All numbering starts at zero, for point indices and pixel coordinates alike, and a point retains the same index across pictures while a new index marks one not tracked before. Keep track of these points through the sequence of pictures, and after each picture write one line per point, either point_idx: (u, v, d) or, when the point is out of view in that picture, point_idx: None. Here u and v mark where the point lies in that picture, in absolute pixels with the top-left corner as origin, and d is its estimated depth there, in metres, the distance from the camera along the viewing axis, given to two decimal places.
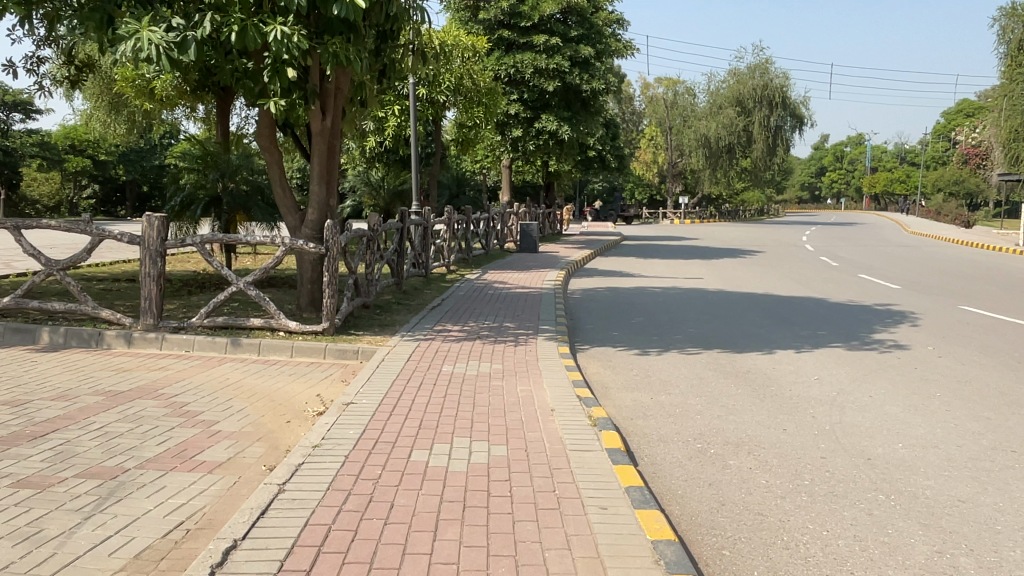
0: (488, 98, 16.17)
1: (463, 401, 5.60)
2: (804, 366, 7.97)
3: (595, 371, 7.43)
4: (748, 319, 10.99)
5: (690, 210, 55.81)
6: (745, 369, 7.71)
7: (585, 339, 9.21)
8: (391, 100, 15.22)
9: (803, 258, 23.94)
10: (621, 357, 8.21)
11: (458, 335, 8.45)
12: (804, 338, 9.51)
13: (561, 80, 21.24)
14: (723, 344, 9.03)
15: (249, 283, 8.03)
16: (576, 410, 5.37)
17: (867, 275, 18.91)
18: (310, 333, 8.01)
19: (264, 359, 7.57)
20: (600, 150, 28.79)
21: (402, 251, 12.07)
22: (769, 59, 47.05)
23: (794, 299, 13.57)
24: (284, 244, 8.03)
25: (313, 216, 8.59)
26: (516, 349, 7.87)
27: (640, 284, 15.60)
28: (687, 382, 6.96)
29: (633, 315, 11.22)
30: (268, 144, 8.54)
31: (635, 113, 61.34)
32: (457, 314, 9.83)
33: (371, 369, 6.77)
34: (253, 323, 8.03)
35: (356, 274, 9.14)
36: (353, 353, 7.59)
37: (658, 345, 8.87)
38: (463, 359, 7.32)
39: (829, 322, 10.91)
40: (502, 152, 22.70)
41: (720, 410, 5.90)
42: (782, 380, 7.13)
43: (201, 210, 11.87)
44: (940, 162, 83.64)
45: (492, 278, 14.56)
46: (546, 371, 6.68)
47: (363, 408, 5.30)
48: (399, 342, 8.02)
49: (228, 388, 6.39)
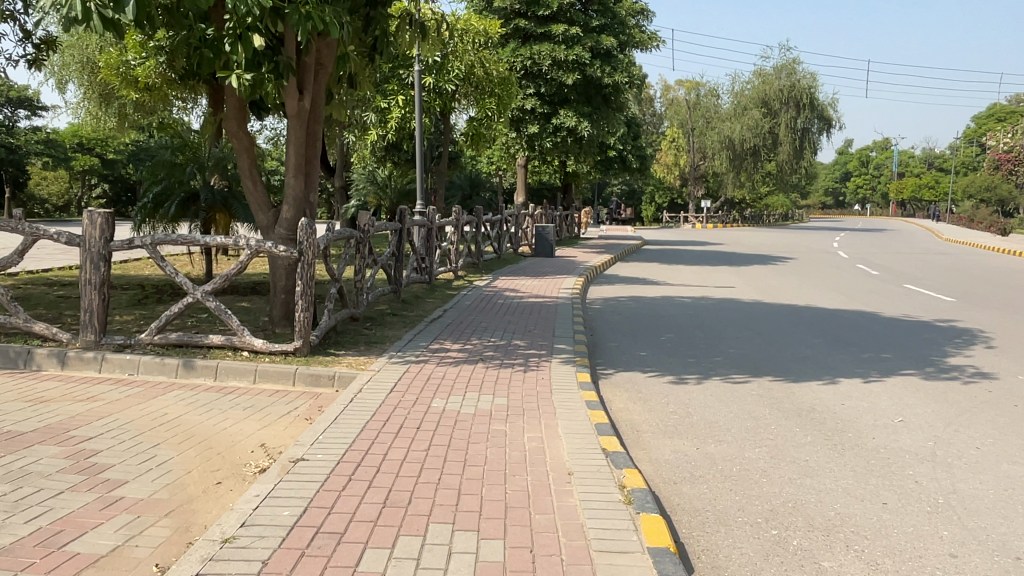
0: (502, 89, 14.87)
1: (449, 456, 4.23)
2: (879, 401, 6.54)
3: (624, 406, 6.05)
4: (796, 338, 9.55)
5: (713, 214, 54.15)
6: (808, 404, 6.29)
7: (609, 360, 7.83)
8: (394, 89, 13.94)
9: (838, 266, 22.37)
10: (654, 386, 6.84)
11: (458, 357, 7.09)
12: (868, 364, 8.07)
13: (581, 72, 19.88)
14: (774, 369, 7.60)
15: (208, 293, 6.67)
16: (603, 475, 3.95)
17: (913, 285, 17.40)
18: (280, 354, 6.67)
19: (221, 386, 6.25)
20: (621, 150, 27.44)
21: (400, 254, 10.74)
22: (796, 59, 45.33)
23: (843, 314, 12.10)
24: (249, 246, 6.67)
25: (289, 213, 7.18)
26: (526, 376, 6.48)
27: (667, 293, 14.19)
28: (741, 424, 5.56)
29: (663, 330, 9.80)
30: (236, 127, 7.16)
31: (655, 115, 59.70)
32: (459, 329, 8.47)
33: (344, 402, 5.42)
34: (212, 341, 6.66)
35: (339, 281, 7.78)
36: (328, 379, 6.26)
37: (696, 370, 7.46)
38: (461, 390, 5.92)
39: (892, 343, 9.45)
40: (517, 149, 21.35)
41: (791, 473, 4.50)
42: (860, 424, 5.71)
43: (176, 207, 10.52)
44: (970, 168, 81.15)
45: (505, 285, 13.23)
46: (561, 412, 5.23)
47: (313, 467, 3.95)
48: (384, 365, 6.66)
49: (161, 429, 5.06)
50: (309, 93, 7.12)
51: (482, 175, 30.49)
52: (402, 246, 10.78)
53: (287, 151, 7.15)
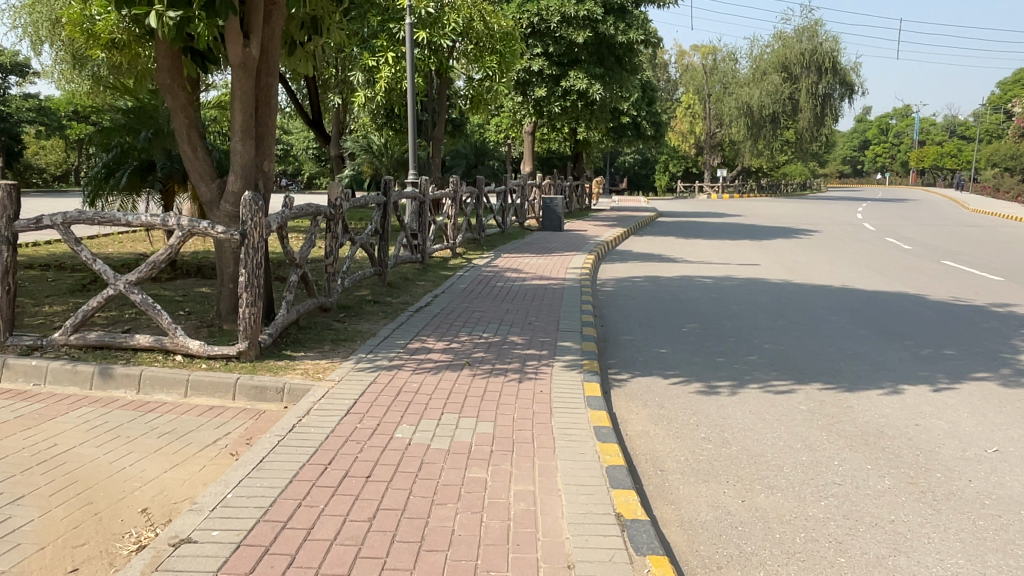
0: (504, 45, 13.53)
1: (399, 530, 3.01)
2: (960, 418, 5.26)
3: (645, 428, 4.82)
4: (839, 329, 8.25)
5: (729, 183, 52.44)
6: (873, 424, 5.03)
7: (622, 360, 6.58)
8: (383, 45, 12.51)
9: (866, 239, 20.96)
10: (679, 396, 5.61)
11: (441, 360, 5.85)
12: (931, 364, 6.80)
13: (593, 30, 18.46)
14: (822, 373, 6.31)
15: (132, 283, 5.43)
16: (617, 573, 2.75)
17: (952, 261, 16.01)
18: (221, 360, 5.45)
19: (143, 401, 5.05)
20: (634, 116, 26.03)
21: (385, 231, 9.45)
22: (818, 21, 43.24)
23: (885, 297, 10.80)
24: (180, 227, 5.40)
25: (235, 184, 5.91)
26: (522, 388, 5.24)
27: (686, 272, 12.92)
28: (795, 460, 4.31)
29: (685, 320, 8.51)
30: (169, 80, 5.91)
31: (670, 81, 57.79)
32: (446, 321, 7.22)
33: (282, 430, 4.20)
34: (139, 342, 5.46)
35: (301, 266, 6.51)
36: (276, 393, 5.05)
37: (729, 375, 6.18)
38: (437, 411, 4.64)
39: (951, 335, 8.14)
40: (523, 115, 19.94)
41: (877, 547, 3.28)
42: (948, 457, 4.45)
43: (128, 176, 9.33)
44: (994, 135, 78.44)
45: (506, 264, 11.98)
46: (562, 451, 3.96)
47: (196, 560, 2.75)
48: (347, 372, 5.43)
49: (39, 470, 3.88)
50: (258, 38, 5.79)
51: (489, 143, 29.01)
52: (386, 223, 9.48)
53: (232, 108, 5.86)
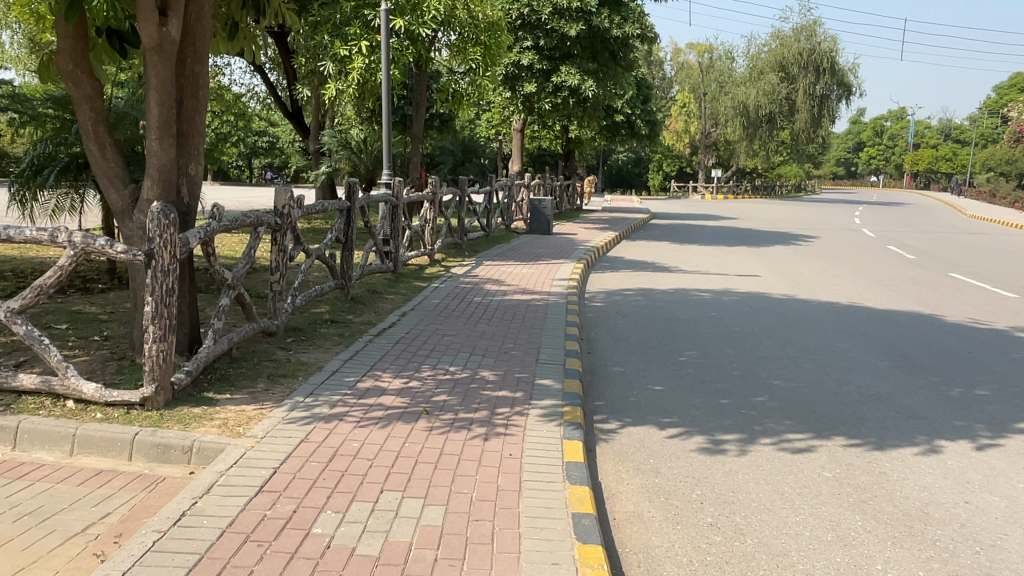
0: (489, 36, 12.57)
1: None
2: (1017, 492, 4.32)
3: (636, 508, 3.86)
4: (855, 361, 7.30)
5: (724, 184, 51.62)
6: (915, 502, 4.08)
7: (608, 403, 5.62)
8: (355, 33, 11.47)
9: (867, 247, 20.12)
10: (677, 454, 4.66)
11: (394, 405, 4.86)
12: (967, 411, 5.87)
13: (586, 22, 17.50)
14: (844, 425, 5.35)
15: (14, 311, 4.42)
16: None
17: (960, 274, 15.15)
18: (123, 407, 4.48)
19: (17, 461, 4.08)
20: (628, 114, 25.15)
21: (349, 240, 8.44)
22: (817, 20, 42.36)
23: (899, 318, 9.88)
24: (73, 245, 4.41)
25: (151, 190, 4.95)
26: (487, 445, 4.28)
27: (682, 283, 12.00)
28: (828, 563, 3.37)
29: (682, 347, 7.55)
30: (71, 65, 4.96)
31: (664, 80, 57.02)
32: (407, 350, 6.23)
33: (166, 522, 3.24)
34: (22, 384, 4.48)
35: (236, 286, 5.46)
36: (182, 453, 4.09)
37: (736, 425, 5.25)
38: (375, 483, 3.68)
39: (981, 369, 7.21)
40: (512, 111, 19.05)
41: None
42: (1016, 558, 3.52)
43: (56, 174, 8.35)
44: (991, 139, 77.84)
45: (488, 274, 11.00)
46: (527, 562, 3.02)
47: None
48: (273, 423, 4.44)
49: None
50: (178, 18, 4.84)
51: (478, 140, 28.05)
52: (351, 230, 8.50)
53: (146, 99, 4.89)
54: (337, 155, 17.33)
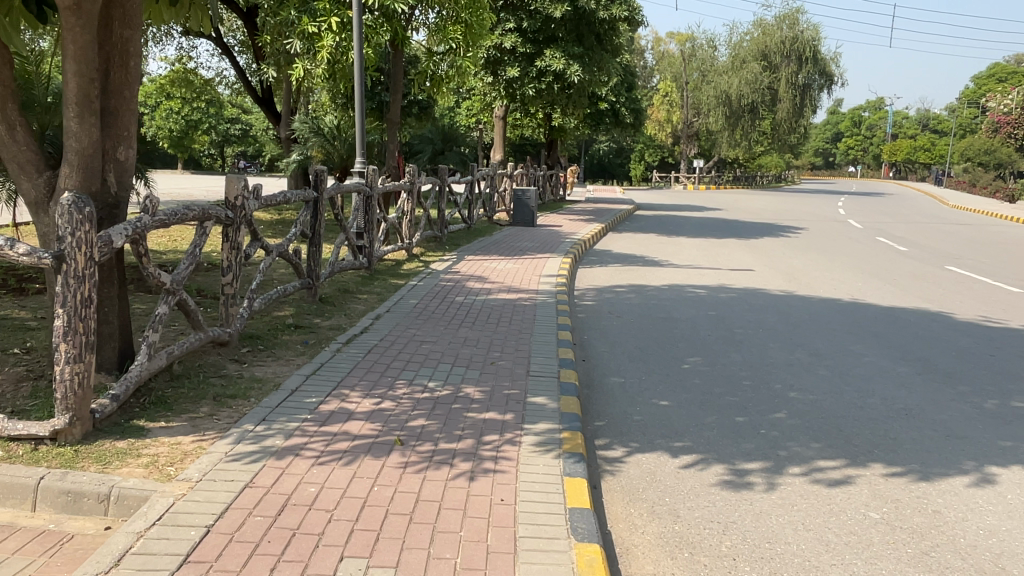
0: (471, 14, 11.71)
1: None
2: None
3: (657, 570, 3.16)
4: (875, 368, 6.65)
5: (705, 174, 51.04)
6: (985, 553, 3.41)
7: (611, 424, 4.90)
8: (325, 9, 10.59)
9: (858, 239, 19.58)
10: (698, 490, 3.96)
11: (361, 434, 4.10)
12: (1009, 428, 5.22)
13: (572, 3, 16.69)
14: (879, 448, 4.69)
15: None
16: None
17: (957, 268, 14.61)
18: (30, 442, 3.70)
19: None
20: (612, 102, 24.41)
21: (316, 230, 7.69)
22: (800, 9, 41.77)
23: (907, 316, 9.27)
24: None
25: (69, 178, 4.16)
26: (473, 486, 3.54)
27: (674, 279, 11.33)
28: None
29: (685, 352, 6.86)
30: None
31: (645, 69, 56.31)
32: (379, 362, 5.47)
33: None
34: None
35: (177, 291, 4.65)
36: (97, 502, 3.32)
37: (758, 450, 4.57)
38: (334, 548, 2.92)
39: (1011, 376, 6.59)
40: (494, 97, 18.28)
41: None
42: None
43: None
44: (969, 130, 78.05)
45: (470, 270, 10.25)
46: None
47: None
48: (213, 460, 3.66)
49: None
50: None
51: (457, 128, 27.13)
52: (318, 223, 7.69)
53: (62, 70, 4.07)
54: (308, 142, 16.42)
